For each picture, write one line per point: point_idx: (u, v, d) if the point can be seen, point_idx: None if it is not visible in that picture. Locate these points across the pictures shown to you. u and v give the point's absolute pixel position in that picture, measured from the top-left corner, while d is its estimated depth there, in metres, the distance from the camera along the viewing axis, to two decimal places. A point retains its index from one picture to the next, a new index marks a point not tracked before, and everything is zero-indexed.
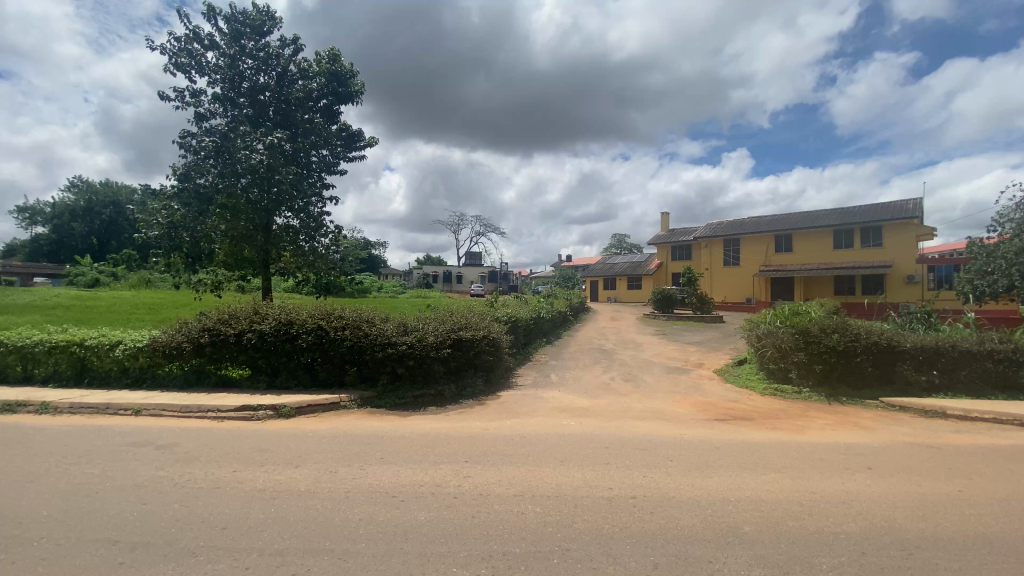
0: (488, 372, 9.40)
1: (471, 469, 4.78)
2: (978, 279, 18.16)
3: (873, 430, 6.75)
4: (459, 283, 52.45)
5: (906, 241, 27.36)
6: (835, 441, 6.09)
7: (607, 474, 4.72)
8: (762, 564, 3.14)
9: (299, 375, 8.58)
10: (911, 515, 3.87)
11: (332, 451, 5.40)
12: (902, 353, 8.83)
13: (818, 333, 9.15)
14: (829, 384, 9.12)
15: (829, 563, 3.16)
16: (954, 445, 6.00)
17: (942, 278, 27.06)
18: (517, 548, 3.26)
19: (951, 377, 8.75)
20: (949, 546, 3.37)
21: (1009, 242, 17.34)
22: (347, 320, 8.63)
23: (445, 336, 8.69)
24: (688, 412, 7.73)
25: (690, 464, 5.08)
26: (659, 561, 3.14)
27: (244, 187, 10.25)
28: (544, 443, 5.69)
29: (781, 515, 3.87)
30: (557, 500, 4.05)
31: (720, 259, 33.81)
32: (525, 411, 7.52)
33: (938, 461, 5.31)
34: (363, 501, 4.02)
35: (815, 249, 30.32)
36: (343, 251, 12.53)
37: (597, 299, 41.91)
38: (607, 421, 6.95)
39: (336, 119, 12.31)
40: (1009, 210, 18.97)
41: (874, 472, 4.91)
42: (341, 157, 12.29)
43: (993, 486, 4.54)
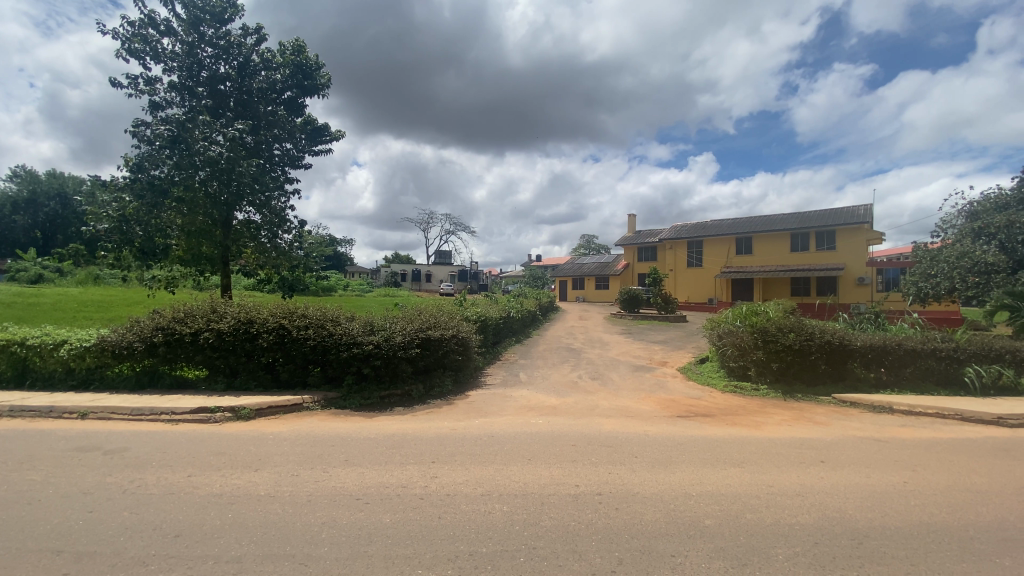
0: (456, 372, 9.35)
1: (438, 469, 4.75)
2: (922, 281, 19.22)
3: (826, 425, 7.06)
4: (428, 283, 52.07)
5: (858, 244, 28.69)
6: (790, 436, 6.36)
7: (574, 471, 4.77)
8: (723, 557, 3.23)
9: (259, 375, 8.32)
10: (860, 506, 4.07)
11: (294, 453, 5.25)
12: (853, 352, 9.27)
13: (775, 333, 9.51)
14: (786, 381, 9.48)
15: (785, 554, 3.28)
16: (900, 438, 6.34)
17: (890, 282, 28.49)
18: (484, 548, 3.25)
19: (897, 374, 9.25)
20: (895, 535, 3.56)
21: (951, 247, 18.51)
22: (310, 319, 8.41)
23: (413, 335, 8.57)
24: (652, 408, 7.92)
25: (653, 460, 5.20)
26: (625, 556, 3.19)
27: (202, 179, 9.86)
28: (512, 442, 5.69)
29: (740, 507, 4.01)
30: (524, 499, 4.06)
31: (684, 260, 34.81)
32: (494, 410, 7.52)
33: (885, 454, 5.60)
34: (326, 504, 3.92)
35: (773, 251, 31.50)
36: (308, 248, 12.24)
37: (566, 299, 42.24)
38: (574, 419, 7.03)
39: (300, 112, 11.99)
40: (951, 217, 20.28)
41: (826, 465, 5.16)
42: (306, 151, 11.97)
43: (934, 477, 4.84)
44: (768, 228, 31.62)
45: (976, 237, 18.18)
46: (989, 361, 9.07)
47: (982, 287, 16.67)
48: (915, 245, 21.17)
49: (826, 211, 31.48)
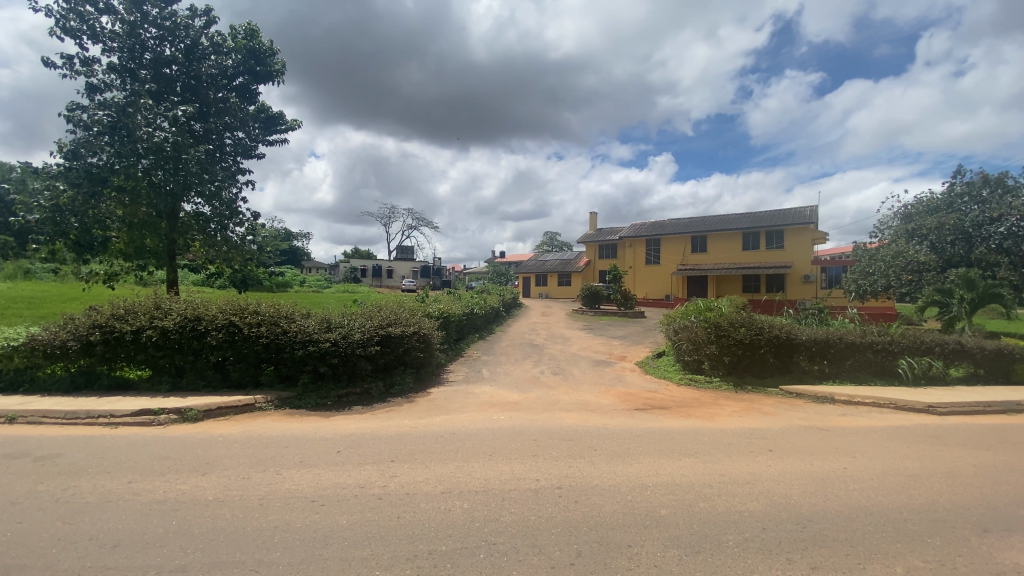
0: (417, 369, 9.23)
1: (398, 468, 4.67)
2: (861, 279, 20.36)
3: (774, 415, 7.41)
4: (389, 279, 51.19)
5: (804, 242, 30.01)
6: (741, 426, 6.62)
7: (534, 466, 4.80)
8: (678, 545, 3.33)
9: (208, 375, 7.96)
10: (804, 492, 4.29)
11: (246, 456, 5.05)
12: (799, 345, 9.74)
13: (727, 328, 9.87)
14: (737, 374, 9.89)
15: (735, 540, 3.42)
16: (840, 427, 6.73)
17: (833, 278, 29.74)
18: (443, 546, 3.22)
19: (839, 366, 9.79)
20: (837, 519, 3.76)
21: (887, 247, 19.75)
22: (263, 316, 8.09)
23: (372, 332, 8.38)
24: (611, 402, 8.08)
25: (612, 452, 5.31)
26: (583, 548, 3.24)
27: (146, 168, 9.32)
28: (473, 439, 5.67)
29: (694, 497, 4.14)
30: (485, 495, 4.05)
31: (643, 258, 35.70)
32: (456, 407, 7.48)
33: (827, 442, 5.91)
34: (279, 507, 3.79)
35: (727, 249, 32.70)
36: (261, 241, 11.78)
37: (529, 295, 42.46)
38: (536, 414, 7.08)
39: (253, 99, 11.47)
40: (888, 219, 21.67)
41: (774, 453, 5.41)
42: (260, 140, 11.48)
43: (870, 462, 5.17)
44: (722, 227, 32.77)
45: (909, 238, 19.47)
46: (919, 353, 9.74)
47: (914, 285, 18.06)
48: (855, 245, 22.49)
49: (776, 211, 32.91)
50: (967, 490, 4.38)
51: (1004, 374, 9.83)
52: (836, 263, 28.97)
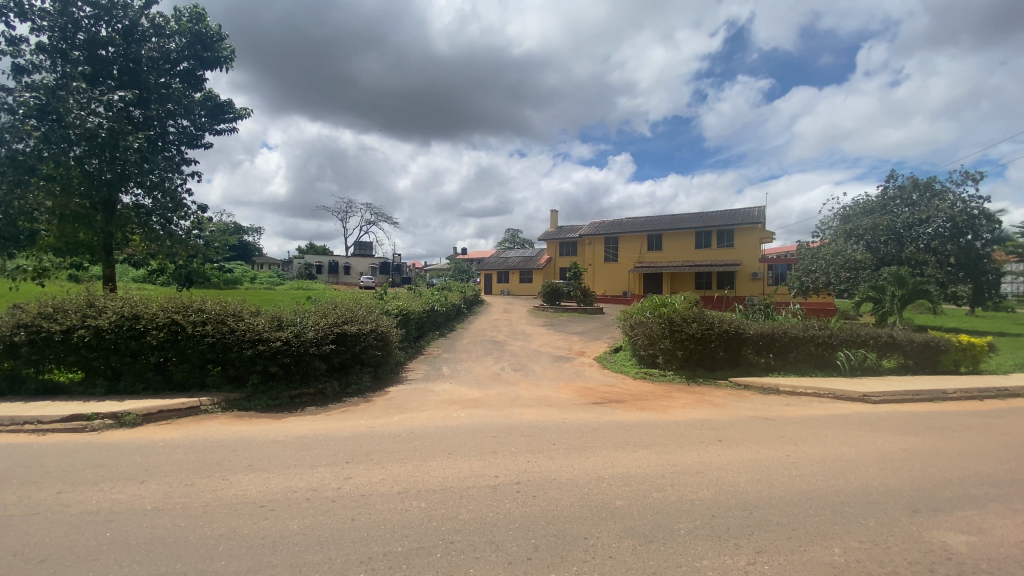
0: (375, 368, 9.04)
1: (352, 469, 4.57)
2: (804, 276, 21.37)
3: (723, 406, 7.72)
4: (346, 276, 49.87)
5: (753, 241, 31.32)
6: (693, 418, 6.86)
7: (492, 462, 4.80)
8: (632, 535, 3.41)
9: (148, 377, 7.52)
10: (750, 479, 4.49)
11: (189, 461, 4.80)
12: (746, 339, 10.17)
13: (681, 323, 10.20)
14: (690, 367, 10.24)
15: (686, 528, 3.53)
16: (784, 416, 7.08)
17: (779, 276, 31.47)
18: (399, 547, 3.17)
19: (783, 358, 10.29)
20: (780, 504, 3.95)
21: (827, 246, 20.86)
22: (208, 314, 7.71)
23: (327, 330, 8.14)
24: (570, 397, 8.21)
25: (570, 446, 5.38)
26: (540, 543, 3.26)
27: (79, 156, 8.66)
28: (431, 437, 5.61)
29: (647, 487, 4.25)
30: (442, 493, 4.02)
31: (602, 255, 36.41)
32: (414, 405, 7.38)
33: (773, 432, 6.20)
34: (226, 514, 3.62)
35: (682, 248, 33.77)
36: (208, 236, 11.22)
37: (490, 291, 42.43)
38: (496, 410, 7.08)
39: (199, 86, 10.89)
40: (828, 219, 22.94)
41: (723, 443, 5.64)
42: (206, 130, 10.91)
43: (810, 449, 5.48)
44: (678, 226, 33.79)
45: (847, 237, 20.68)
46: (855, 346, 10.38)
47: (851, 282, 19.29)
48: (799, 244, 23.70)
49: (728, 211, 34.21)
50: (897, 474, 4.70)
51: (929, 364, 10.61)
52: (782, 261, 30.43)
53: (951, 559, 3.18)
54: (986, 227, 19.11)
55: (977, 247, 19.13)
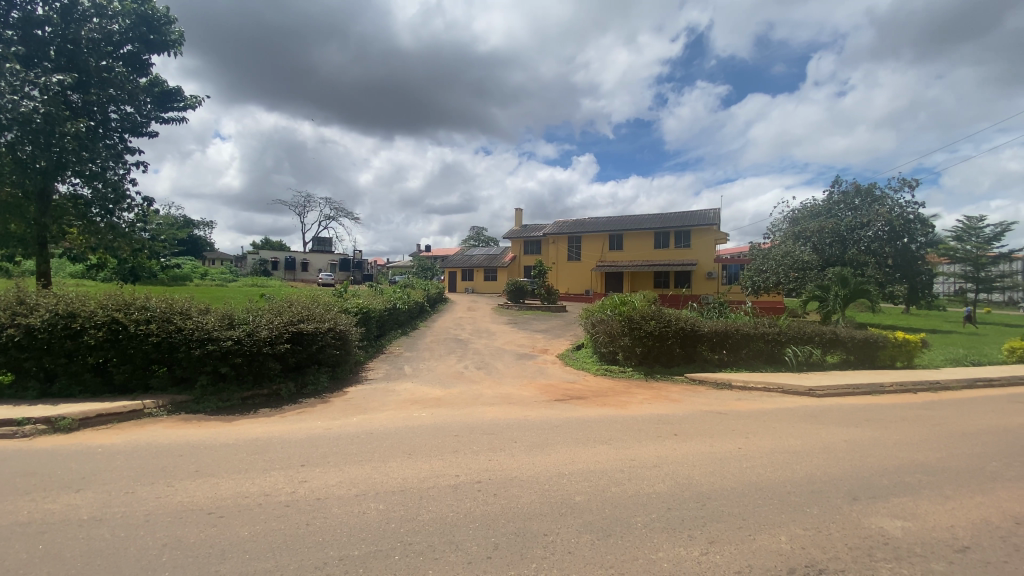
0: (333, 368, 8.81)
1: (308, 472, 4.43)
2: (756, 276, 22.36)
3: (680, 401, 7.96)
4: (304, 272, 48.44)
5: (709, 241, 32.39)
6: (651, 413, 7.04)
7: (453, 462, 4.77)
8: (591, 530, 3.46)
9: (86, 379, 7.07)
10: (704, 471, 4.64)
11: (131, 468, 4.54)
12: (702, 336, 10.51)
13: (640, 321, 10.45)
14: (648, 363, 10.50)
15: (643, 522, 3.61)
16: (736, 410, 7.37)
17: (732, 276, 32.80)
18: (355, 551, 3.10)
19: (736, 354, 10.70)
20: (731, 495, 4.11)
21: (778, 247, 21.84)
22: (152, 312, 7.30)
23: (282, 329, 7.86)
24: (533, 394, 8.27)
25: (531, 443, 5.42)
26: (500, 541, 3.27)
27: (10, 142, 8.00)
28: (391, 438, 5.52)
29: (606, 482, 4.33)
30: (402, 495, 3.96)
31: (565, 254, 36.84)
32: (374, 405, 7.25)
33: (726, 425, 6.43)
34: (171, 523, 3.44)
35: (642, 247, 34.57)
36: (155, 230, 10.61)
37: (454, 289, 42.09)
38: (458, 409, 7.04)
39: (145, 71, 10.26)
40: (779, 222, 23.99)
41: (678, 437, 5.81)
42: (153, 117, 10.29)
43: (759, 441, 5.73)
44: (638, 226, 34.55)
45: (796, 239, 21.69)
46: (802, 342, 10.91)
47: (799, 282, 20.28)
48: (752, 245, 24.70)
49: (686, 212, 35.24)
50: (839, 463, 4.97)
51: (869, 359, 11.27)
52: (736, 261, 31.63)
53: (886, 543, 3.39)
54: (920, 231, 20.46)
55: (912, 250, 20.47)
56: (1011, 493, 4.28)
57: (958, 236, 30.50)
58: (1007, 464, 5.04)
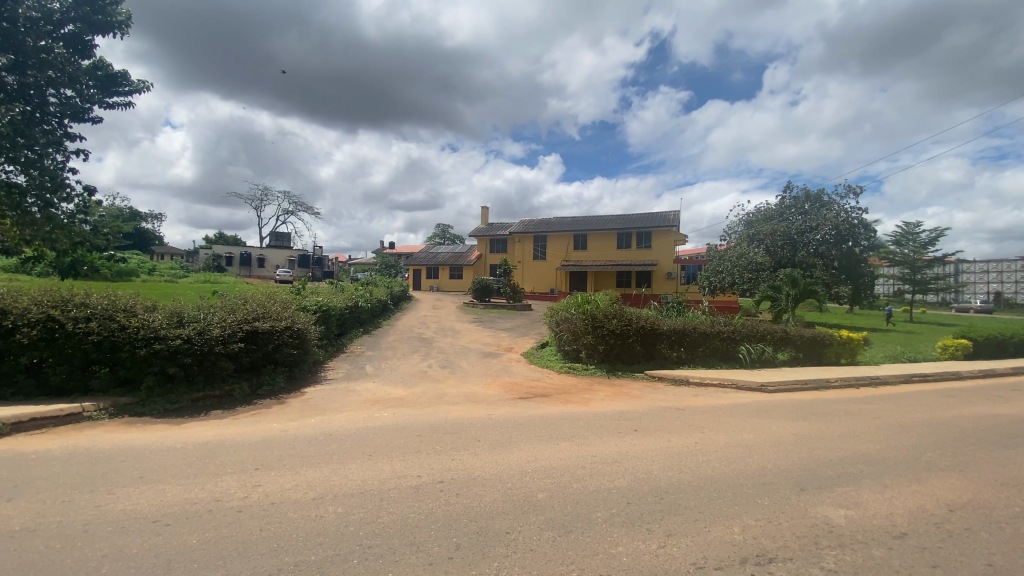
0: (290, 368, 8.55)
1: (262, 476, 4.27)
2: (713, 277, 23.15)
3: (640, 398, 8.15)
4: (261, 268, 46.75)
5: (670, 242, 33.26)
6: (612, 409, 7.17)
7: (415, 462, 4.71)
8: (552, 527, 3.49)
9: (18, 381, 6.58)
10: (663, 466, 4.77)
11: (68, 475, 4.25)
12: (661, 335, 10.78)
13: (602, 319, 10.63)
14: (610, 361, 10.69)
15: (603, 517, 3.67)
16: (694, 406, 7.60)
17: (691, 276, 33.87)
18: (312, 556, 3.01)
19: (693, 352, 11.03)
20: (688, 489, 4.24)
21: (734, 248, 22.66)
22: (93, 309, 6.87)
23: (235, 327, 7.55)
24: (497, 393, 8.27)
25: (495, 442, 5.41)
26: (461, 541, 3.25)
27: None
28: (351, 439, 5.39)
29: (568, 479, 4.38)
30: (361, 497, 3.88)
31: (530, 253, 37.04)
32: (333, 406, 7.07)
33: (683, 421, 6.62)
34: (110, 533, 3.25)
35: (605, 247, 35.15)
36: (97, 222, 9.96)
37: (418, 287, 41.54)
38: (421, 408, 6.97)
39: (88, 53, 9.61)
40: (735, 224, 24.89)
41: (638, 433, 5.94)
42: (96, 103, 9.66)
43: (715, 436, 5.93)
44: (602, 226, 35.11)
45: (750, 241, 22.58)
46: (755, 340, 11.36)
47: (753, 282, 21.13)
48: (709, 246, 25.53)
49: (648, 214, 36.08)
50: (788, 456, 5.20)
51: (816, 356, 11.85)
52: (694, 262, 32.62)
53: (831, 531, 3.57)
54: (863, 235, 21.67)
55: (856, 253, 21.65)
56: (941, 481, 4.59)
57: (897, 240, 32.45)
58: (937, 454, 5.41)
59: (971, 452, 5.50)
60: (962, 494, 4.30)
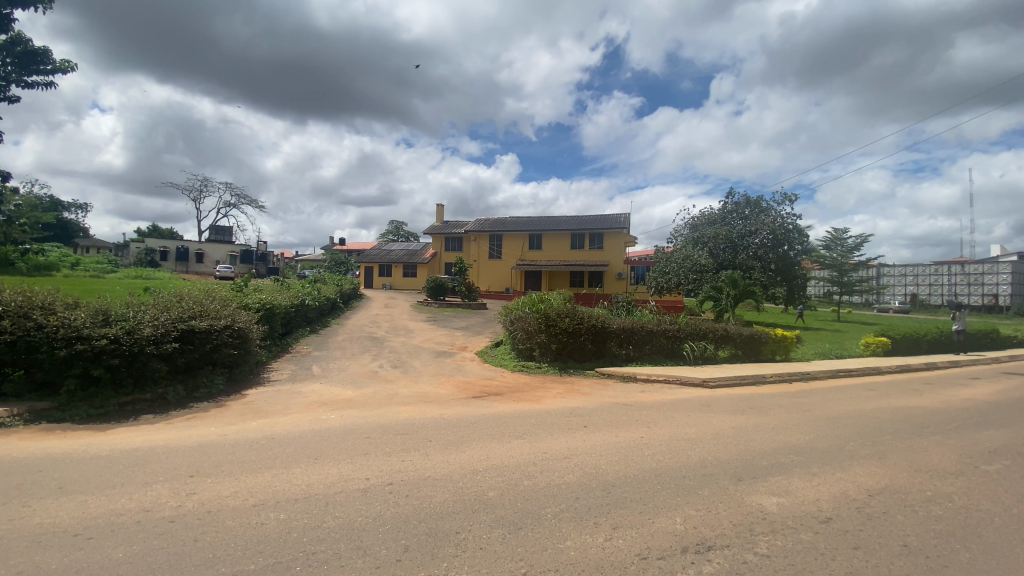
0: (229, 369, 8.14)
1: (198, 483, 4.05)
2: (660, 277, 23.99)
3: (590, 394, 8.33)
4: (200, 264, 44.18)
5: (621, 243, 34.17)
6: (563, 406, 7.29)
7: (364, 465, 4.60)
8: (502, 524, 3.51)
9: None
10: (611, 460, 4.90)
11: None
12: (611, 333, 11.07)
13: (555, 318, 10.79)
14: (562, 359, 10.86)
15: (553, 512, 3.74)
16: (641, 402, 7.85)
17: (640, 276, 34.96)
18: (252, 565, 2.89)
19: (641, 350, 11.39)
20: (634, 482, 4.38)
21: (681, 250, 23.58)
22: (5, 306, 6.27)
23: (168, 327, 7.11)
24: (449, 392, 8.22)
25: (447, 442, 5.38)
26: (411, 543, 3.21)
27: None
28: (296, 443, 5.20)
29: (519, 476, 4.42)
30: (306, 502, 3.75)
31: (485, 252, 37.03)
32: (277, 409, 6.80)
33: (631, 416, 6.83)
34: (25, 548, 2.99)
35: (559, 247, 35.65)
36: (11, 212, 9.08)
37: (370, 285, 40.51)
38: (371, 409, 6.83)
39: (4, 26, 8.75)
40: (681, 227, 25.88)
41: (588, 429, 6.08)
42: (12, 81, 8.81)
43: (659, 430, 6.16)
44: (557, 226, 35.58)
45: (695, 244, 23.57)
46: (698, 338, 11.88)
47: (697, 282, 22.07)
48: (658, 248, 26.42)
49: (600, 215, 36.87)
50: (726, 448, 5.48)
51: (754, 353, 12.52)
52: (644, 262, 33.68)
53: (764, 518, 3.80)
54: (797, 240, 23.09)
55: (791, 257, 23.04)
56: (862, 468, 4.98)
57: (827, 245, 34.77)
58: (858, 444, 5.86)
59: (887, 441, 6.00)
60: (879, 480, 4.68)
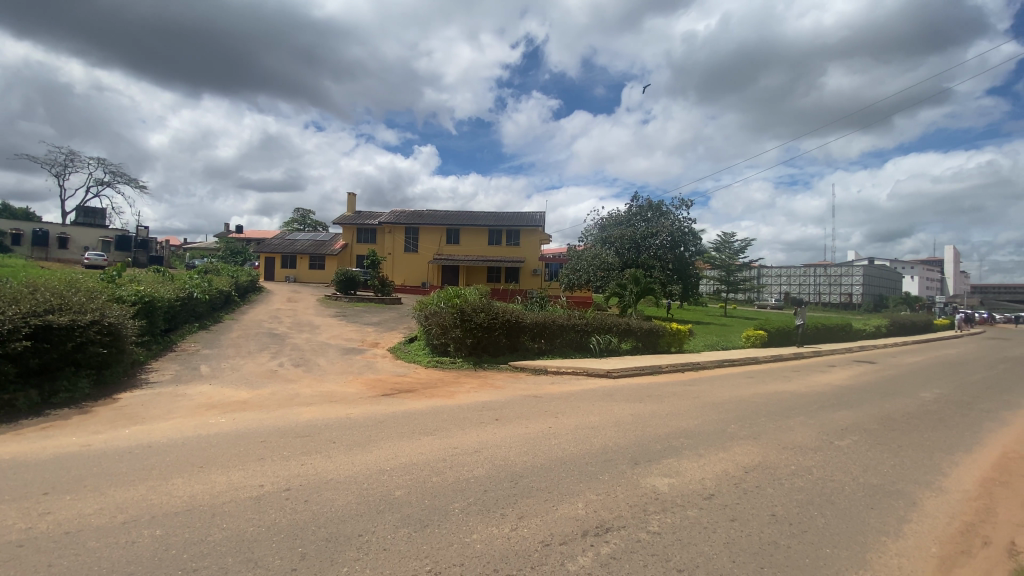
0: (98, 370, 7.19)
1: (53, 502, 3.53)
2: (571, 274, 24.95)
3: (502, 388, 8.47)
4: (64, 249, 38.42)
5: (536, 241, 34.98)
6: (474, 401, 7.33)
7: (257, 471, 4.28)
8: (407, 523, 3.46)
9: None
10: (519, 452, 5.03)
11: None
12: (524, 328, 11.32)
13: (470, 313, 10.78)
14: (476, 354, 10.91)
15: (460, 507, 3.75)
16: (551, 394, 8.12)
17: (554, 272, 36.06)
18: None
19: (552, 343, 11.78)
20: (541, 471, 4.53)
21: (591, 249, 24.69)
22: None
23: (17, 322, 6.09)
24: (357, 390, 7.91)
25: (352, 442, 5.17)
26: (309, 549, 3.06)
27: None
28: (178, 451, 4.71)
29: (427, 473, 4.37)
30: (188, 514, 3.43)
31: (401, 245, 36.08)
32: (157, 414, 6.12)
33: (540, 408, 7.03)
34: None
35: (475, 242, 35.67)
36: None
37: (273, 277, 37.78)
38: (269, 411, 6.38)
39: None
40: (591, 227, 27.06)
41: (498, 422, 6.17)
42: None
43: (566, 420, 6.41)
44: (473, 222, 35.54)
45: (604, 243, 24.80)
46: (604, 332, 12.53)
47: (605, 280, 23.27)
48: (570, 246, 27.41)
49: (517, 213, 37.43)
50: (625, 435, 5.85)
51: (653, 345, 13.47)
52: (557, 260, 34.81)
53: (656, 498, 4.12)
54: (692, 242, 25.19)
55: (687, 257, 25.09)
56: (740, 448, 5.57)
57: (717, 247, 38.35)
58: (737, 426, 6.53)
59: (761, 423, 6.75)
60: (754, 458, 5.27)
